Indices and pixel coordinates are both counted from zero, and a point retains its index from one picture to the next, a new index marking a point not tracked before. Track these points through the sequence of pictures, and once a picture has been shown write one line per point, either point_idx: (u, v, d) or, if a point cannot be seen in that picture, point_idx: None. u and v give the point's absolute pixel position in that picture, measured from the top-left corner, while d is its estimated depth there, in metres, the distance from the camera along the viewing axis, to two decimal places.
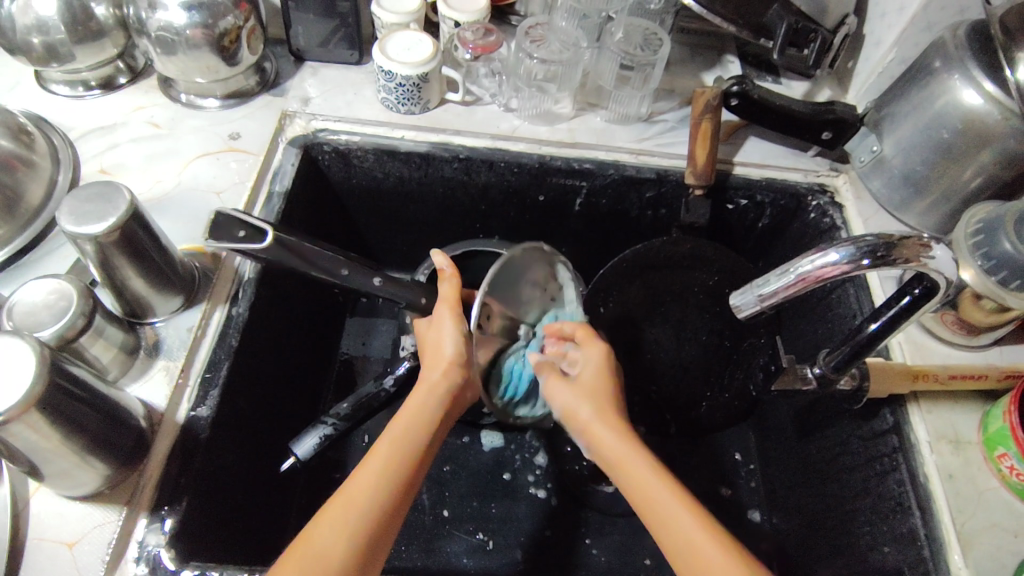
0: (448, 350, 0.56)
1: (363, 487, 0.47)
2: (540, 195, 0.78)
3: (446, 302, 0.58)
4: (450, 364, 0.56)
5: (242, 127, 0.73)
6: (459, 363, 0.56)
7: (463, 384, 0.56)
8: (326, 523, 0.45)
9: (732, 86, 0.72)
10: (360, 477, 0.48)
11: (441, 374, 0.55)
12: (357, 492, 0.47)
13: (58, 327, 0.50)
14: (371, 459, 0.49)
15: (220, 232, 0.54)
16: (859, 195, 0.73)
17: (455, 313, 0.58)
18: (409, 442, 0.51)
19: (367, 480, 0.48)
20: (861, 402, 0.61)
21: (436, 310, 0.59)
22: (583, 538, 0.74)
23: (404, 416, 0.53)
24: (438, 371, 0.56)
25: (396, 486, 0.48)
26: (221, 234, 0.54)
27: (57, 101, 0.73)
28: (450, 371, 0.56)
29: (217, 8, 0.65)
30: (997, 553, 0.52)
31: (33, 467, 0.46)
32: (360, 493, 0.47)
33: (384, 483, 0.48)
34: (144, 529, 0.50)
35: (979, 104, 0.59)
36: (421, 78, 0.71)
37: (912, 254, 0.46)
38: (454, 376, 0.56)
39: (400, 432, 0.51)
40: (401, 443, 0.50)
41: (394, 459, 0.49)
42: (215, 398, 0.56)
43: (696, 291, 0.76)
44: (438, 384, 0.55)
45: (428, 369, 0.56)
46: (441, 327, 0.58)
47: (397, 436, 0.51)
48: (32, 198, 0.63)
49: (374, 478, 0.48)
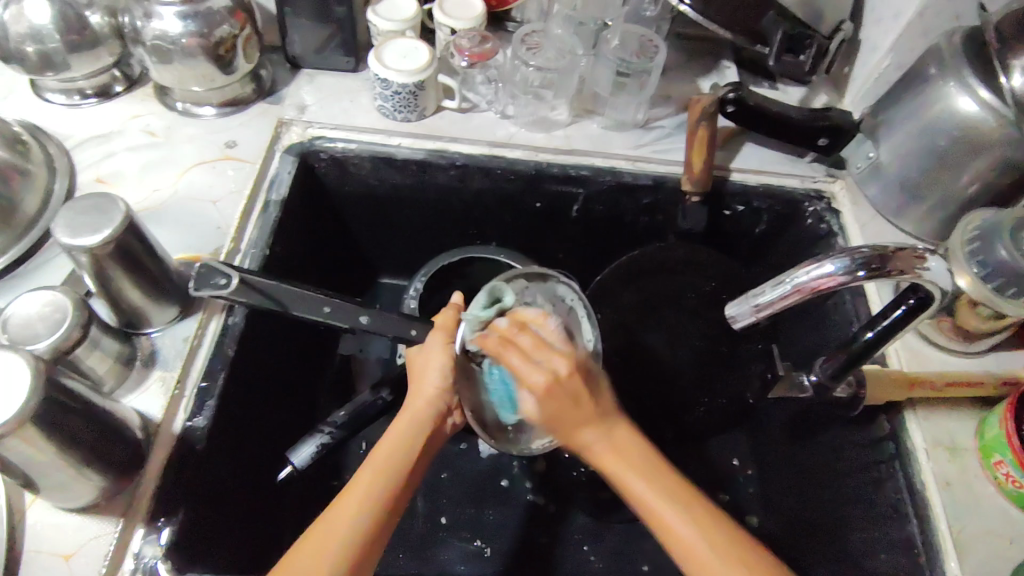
0: (435, 379, 0.54)
1: (339, 524, 0.47)
2: (537, 202, 0.78)
3: (443, 328, 0.56)
4: (435, 392, 0.54)
5: (238, 136, 0.72)
6: (449, 391, 0.54)
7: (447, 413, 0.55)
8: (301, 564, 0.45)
9: (728, 92, 0.73)
10: (336, 512, 0.48)
11: (425, 402, 0.54)
12: (332, 530, 0.47)
13: (53, 340, 0.50)
14: (350, 491, 0.49)
15: (202, 281, 0.57)
16: (856, 201, 0.73)
17: (448, 339, 0.55)
18: (388, 474, 0.50)
19: (343, 516, 0.47)
20: (857, 409, 0.60)
21: (430, 335, 0.56)
22: (581, 545, 0.74)
23: (386, 443, 0.52)
24: (423, 399, 0.54)
25: (373, 520, 0.48)
26: (204, 281, 0.57)
27: (53, 109, 0.73)
28: (436, 399, 0.54)
29: (212, 17, 0.65)
30: (993, 559, 0.52)
31: (29, 481, 0.46)
32: (333, 531, 0.47)
33: (362, 514, 0.48)
34: (139, 541, 0.50)
35: (974, 111, 0.59)
36: (416, 86, 0.71)
37: (907, 265, 0.46)
38: (440, 404, 0.54)
39: (378, 464, 0.51)
40: (380, 473, 0.50)
41: (370, 494, 0.49)
42: (211, 408, 0.56)
43: (692, 296, 0.76)
44: (424, 412, 0.54)
45: (414, 392, 0.55)
46: (430, 355, 0.55)
47: (375, 467, 0.50)
48: (28, 208, 0.63)
49: (350, 513, 0.48)
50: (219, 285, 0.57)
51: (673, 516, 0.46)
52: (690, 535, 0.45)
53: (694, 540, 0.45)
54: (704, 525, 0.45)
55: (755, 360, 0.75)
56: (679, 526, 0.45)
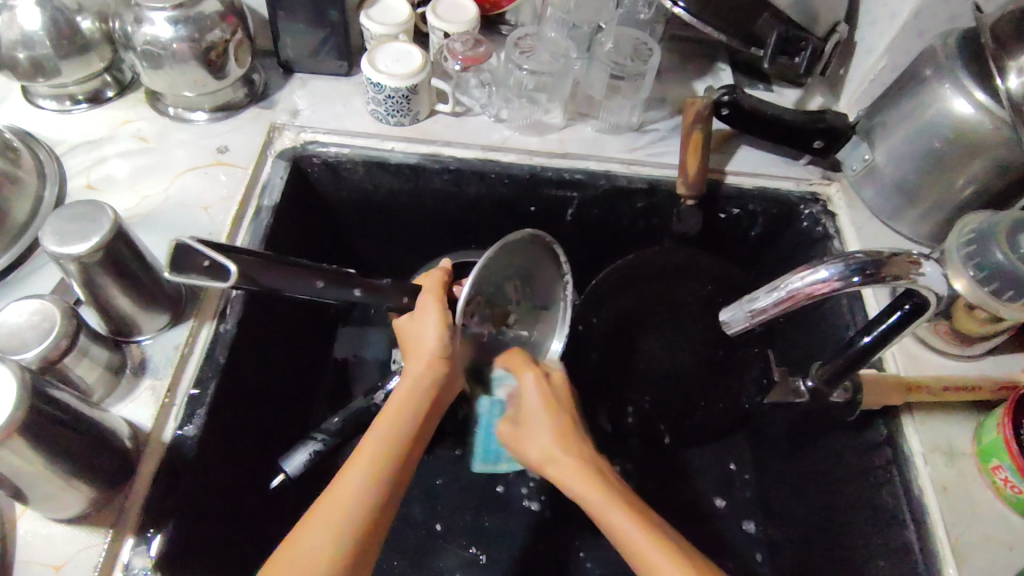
0: (430, 341, 0.56)
1: (350, 486, 0.47)
2: (532, 206, 0.78)
3: (431, 291, 0.58)
4: (433, 357, 0.55)
5: (230, 141, 0.72)
6: (445, 354, 0.56)
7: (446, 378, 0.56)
8: (316, 525, 0.46)
9: (722, 95, 0.72)
10: (346, 476, 0.48)
11: (425, 366, 0.55)
12: (344, 491, 0.47)
13: (41, 349, 0.49)
14: (355, 459, 0.49)
15: (169, 295, 0.57)
16: (852, 204, 0.73)
17: (439, 303, 0.58)
18: (394, 439, 0.51)
19: (354, 478, 0.48)
20: (855, 413, 0.61)
21: (420, 299, 0.58)
22: (577, 551, 0.74)
23: (390, 410, 0.53)
24: (423, 366, 0.56)
25: (381, 487, 0.48)
26: (184, 263, 0.41)
27: (44, 116, 0.72)
28: (434, 364, 0.56)
29: (203, 22, 0.64)
30: (991, 566, 0.52)
31: (16, 492, 0.45)
32: (344, 493, 0.47)
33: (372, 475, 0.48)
34: (129, 551, 0.49)
35: (971, 113, 0.59)
36: (409, 90, 0.71)
37: (902, 271, 0.46)
38: (439, 370, 0.56)
39: (384, 430, 0.51)
40: (386, 437, 0.51)
41: (380, 454, 0.49)
42: (202, 417, 0.56)
43: (688, 301, 0.76)
44: (424, 377, 0.55)
45: (412, 362, 0.56)
46: (424, 318, 0.57)
47: (383, 433, 0.51)
48: (18, 215, 0.62)
49: (360, 476, 0.48)
50: (188, 297, 0.57)
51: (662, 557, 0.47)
52: (639, 537, 0.48)
53: (644, 542, 0.48)
54: (652, 528, 0.49)
55: (751, 363, 0.75)
56: (627, 528, 0.49)
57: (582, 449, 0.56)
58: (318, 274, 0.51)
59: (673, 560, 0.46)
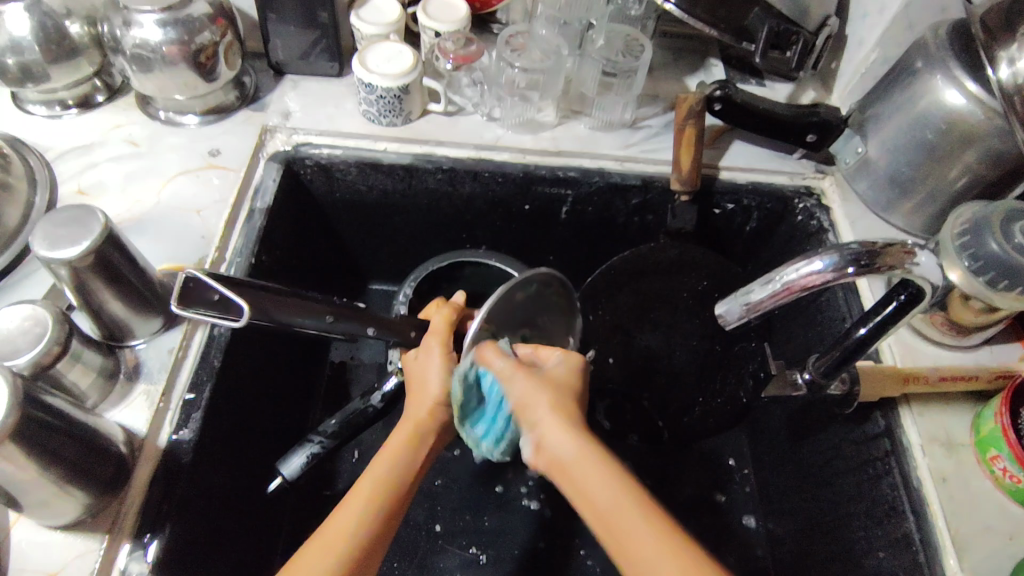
0: (436, 390, 0.57)
1: (342, 526, 0.47)
2: (526, 204, 0.78)
3: (437, 333, 0.60)
4: (434, 403, 0.57)
5: (221, 144, 0.72)
6: (444, 401, 0.57)
7: (447, 423, 0.58)
8: (310, 561, 0.45)
9: (714, 90, 0.71)
10: (339, 516, 0.48)
11: (427, 410, 0.56)
12: (336, 532, 0.47)
13: (33, 354, 0.49)
14: (354, 492, 0.50)
15: (188, 298, 0.43)
16: (846, 196, 0.73)
17: (443, 348, 0.59)
18: (396, 481, 0.51)
19: (345, 523, 0.47)
20: (852, 407, 0.61)
21: (426, 340, 0.60)
22: (578, 549, 0.74)
23: (386, 452, 0.53)
24: (425, 407, 0.57)
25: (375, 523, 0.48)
26: (194, 299, 0.43)
27: (33, 121, 0.72)
28: (437, 409, 0.57)
29: (192, 25, 0.64)
30: (992, 556, 0.52)
31: (10, 499, 0.45)
32: (337, 535, 0.47)
33: (365, 513, 0.48)
34: (126, 557, 0.49)
35: (962, 104, 0.59)
36: (401, 90, 0.70)
37: (896, 261, 0.46)
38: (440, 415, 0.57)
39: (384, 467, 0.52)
40: (378, 482, 0.50)
41: (376, 490, 0.50)
42: (197, 421, 0.55)
43: (685, 296, 0.77)
44: (427, 422, 0.56)
45: (415, 402, 0.57)
46: (427, 364, 0.59)
47: (376, 478, 0.50)
48: (8, 222, 0.62)
49: (355, 516, 0.48)
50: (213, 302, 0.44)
51: None
52: (608, 496, 0.45)
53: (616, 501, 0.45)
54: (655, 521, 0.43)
55: (747, 359, 0.75)
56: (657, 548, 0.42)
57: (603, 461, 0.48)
58: (328, 308, 0.52)
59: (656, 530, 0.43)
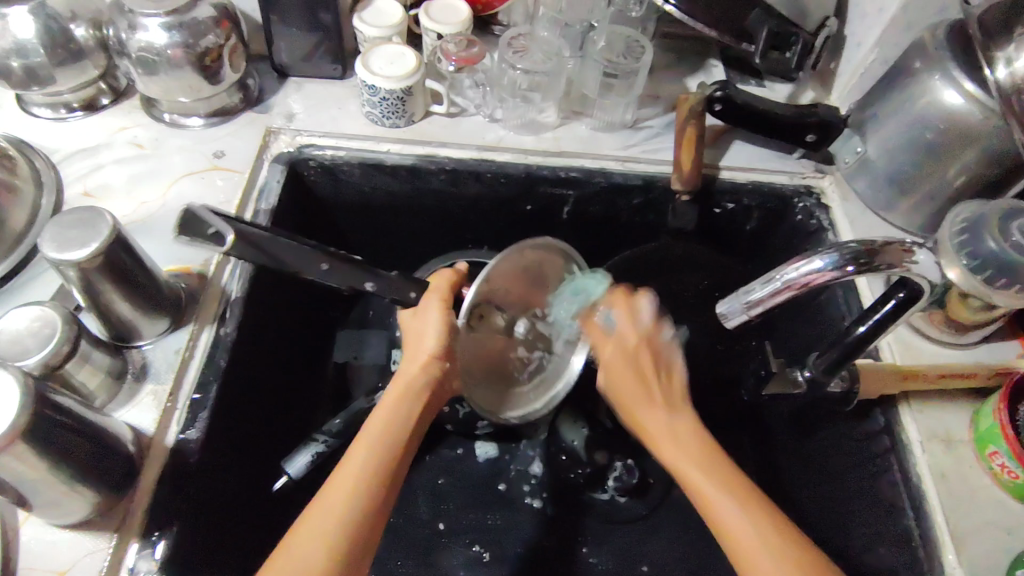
0: (429, 345, 0.56)
1: (339, 491, 0.48)
2: (528, 205, 0.78)
3: (436, 292, 0.59)
4: (428, 358, 0.56)
5: (226, 146, 0.72)
6: (440, 356, 0.56)
7: (441, 379, 0.56)
8: (308, 533, 0.46)
9: (715, 91, 0.72)
10: (336, 482, 0.48)
11: (420, 367, 0.55)
12: (336, 495, 0.47)
13: (43, 355, 0.50)
14: (349, 456, 0.50)
15: (187, 228, 0.47)
16: (845, 195, 0.74)
17: (442, 304, 0.58)
18: (385, 442, 0.51)
19: (342, 487, 0.48)
20: (852, 404, 0.60)
21: (422, 301, 0.59)
22: (580, 546, 0.74)
23: (382, 410, 0.53)
24: (417, 365, 0.56)
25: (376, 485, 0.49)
26: (189, 229, 0.47)
27: (39, 124, 0.72)
28: (428, 365, 0.56)
29: (197, 28, 0.65)
30: (991, 552, 0.53)
31: (20, 498, 0.45)
32: (336, 500, 0.47)
33: (362, 476, 0.48)
34: (134, 555, 0.50)
35: (960, 104, 0.59)
36: (404, 91, 0.71)
37: (895, 259, 0.47)
38: (434, 369, 0.56)
39: (378, 428, 0.52)
40: (373, 444, 0.51)
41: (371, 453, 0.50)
42: (204, 421, 0.56)
43: (685, 293, 0.78)
44: (417, 378, 0.55)
45: (407, 360, 0.56)
46: (424, 320, 0.57)
47: (372, 441, 0.51)
48: (15, 224, 0.62)
49: (351, 480, 0.48)
50: (206, 236, 0.48)
51: (762, 546, 0.46)
52: (691, 468, 0.51)
53: (700, 476, 0.50)
54: (738, 495, 0.48)
55: (749, 358, 0.76)
56: (734, 516, 0.47)
57: (687, 422, 0.54)
58: (325, 256, 0.54)
59: (742, 509, 0.47)
